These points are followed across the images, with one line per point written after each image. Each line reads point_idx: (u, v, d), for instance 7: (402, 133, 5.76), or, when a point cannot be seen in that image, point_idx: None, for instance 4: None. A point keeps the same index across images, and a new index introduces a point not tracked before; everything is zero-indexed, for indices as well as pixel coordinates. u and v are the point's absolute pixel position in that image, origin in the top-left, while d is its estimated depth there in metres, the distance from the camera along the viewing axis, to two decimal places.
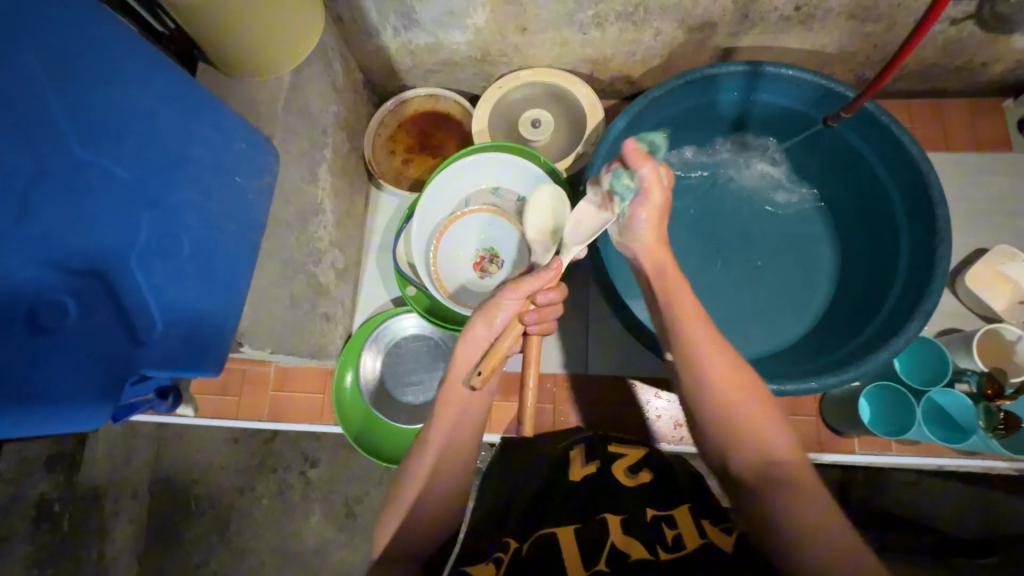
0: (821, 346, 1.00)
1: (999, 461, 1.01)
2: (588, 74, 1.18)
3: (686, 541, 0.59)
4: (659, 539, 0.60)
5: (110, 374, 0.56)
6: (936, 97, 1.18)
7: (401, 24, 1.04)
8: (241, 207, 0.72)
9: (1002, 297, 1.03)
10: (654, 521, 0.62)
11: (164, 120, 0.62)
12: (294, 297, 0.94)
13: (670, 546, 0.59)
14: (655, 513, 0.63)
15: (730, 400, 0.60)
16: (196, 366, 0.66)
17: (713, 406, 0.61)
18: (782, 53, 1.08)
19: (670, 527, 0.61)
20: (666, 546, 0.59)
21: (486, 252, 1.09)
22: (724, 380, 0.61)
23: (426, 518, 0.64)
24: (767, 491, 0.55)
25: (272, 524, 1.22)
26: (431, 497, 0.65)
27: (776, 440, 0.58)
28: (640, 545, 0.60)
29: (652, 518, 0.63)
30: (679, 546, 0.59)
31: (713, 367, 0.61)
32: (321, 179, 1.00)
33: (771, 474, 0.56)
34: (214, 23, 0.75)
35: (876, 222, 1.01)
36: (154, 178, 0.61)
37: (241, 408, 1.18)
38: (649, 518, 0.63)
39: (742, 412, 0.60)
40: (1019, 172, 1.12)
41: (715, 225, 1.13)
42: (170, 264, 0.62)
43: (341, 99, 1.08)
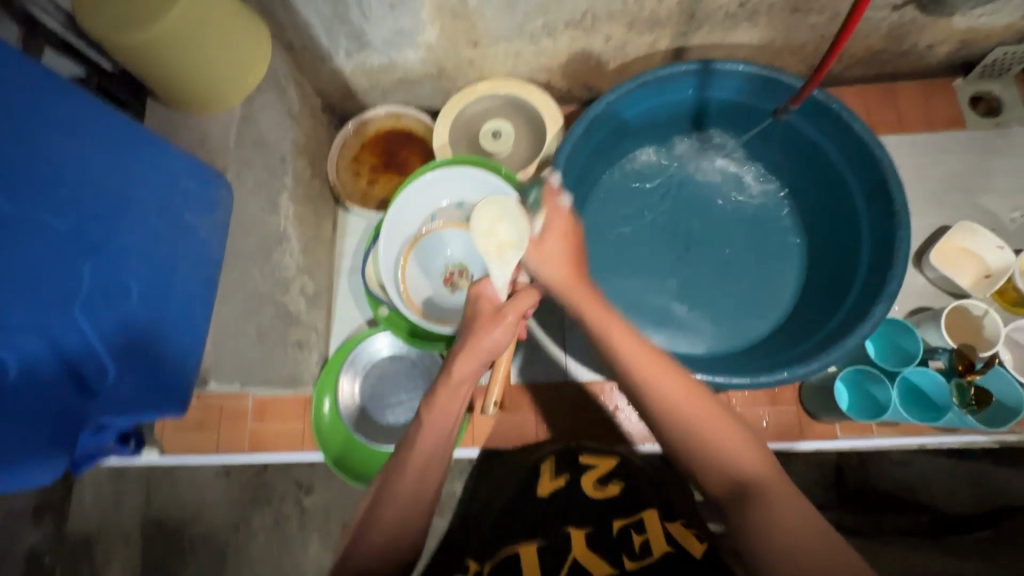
0: (794, 334, 1.01)
1: (978, 436, 1.05)
2: (545, 83, 1.18)
3: (653, 549, 0.62)
4: (627, 546, 0.63)
5: (61, 427, 0.58)
6: (889, 80, 1.20)
7: (353, 46, 1.04)
8: (193, 245, 0.73)
9: (968, 272, 1.04)
10: (622, 531, 0.65)
11: (99, 164, 0.62)
12: (261, 328, 0.94)
13: (637, 554, 0.62)
14: (623, 524, 0.66)
15: (688, 424, 0.62)
16: (153, 407, 0.68)
17: (678, 434, 0.62)
18: (734, 49, 1.09)
19: (638, 534, 0.65)
20: (633, 554, 0.62)
21: (456, 267, 1.09)
22: (679, 402, 0.63)
23: (398, 535, 0.64)
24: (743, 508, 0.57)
25: (271, 557, 1.18)
26: (385, 521, 0.64)
27: (743, 456, 0.60)
28: (607, 556, 0.62)
29: (618, 530, 0.66)
30: (646, 554, 0.62)
31: (666, 393, 0.63)
32: (283, 208, 0.99)
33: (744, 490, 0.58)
34: (156, 61, 0.74)
35: (837, 208, 1.02)
36: (94, 224, 0.61)
37: (221, 442, 1.17)
38: (616, 530, 0.66)
39: (705, 431, 0.61)
40: (973, 149, 1.14)
41: (684, 222, 1.14)
42: (117, 310, 0.63)
43: (300, 125, 1.07)
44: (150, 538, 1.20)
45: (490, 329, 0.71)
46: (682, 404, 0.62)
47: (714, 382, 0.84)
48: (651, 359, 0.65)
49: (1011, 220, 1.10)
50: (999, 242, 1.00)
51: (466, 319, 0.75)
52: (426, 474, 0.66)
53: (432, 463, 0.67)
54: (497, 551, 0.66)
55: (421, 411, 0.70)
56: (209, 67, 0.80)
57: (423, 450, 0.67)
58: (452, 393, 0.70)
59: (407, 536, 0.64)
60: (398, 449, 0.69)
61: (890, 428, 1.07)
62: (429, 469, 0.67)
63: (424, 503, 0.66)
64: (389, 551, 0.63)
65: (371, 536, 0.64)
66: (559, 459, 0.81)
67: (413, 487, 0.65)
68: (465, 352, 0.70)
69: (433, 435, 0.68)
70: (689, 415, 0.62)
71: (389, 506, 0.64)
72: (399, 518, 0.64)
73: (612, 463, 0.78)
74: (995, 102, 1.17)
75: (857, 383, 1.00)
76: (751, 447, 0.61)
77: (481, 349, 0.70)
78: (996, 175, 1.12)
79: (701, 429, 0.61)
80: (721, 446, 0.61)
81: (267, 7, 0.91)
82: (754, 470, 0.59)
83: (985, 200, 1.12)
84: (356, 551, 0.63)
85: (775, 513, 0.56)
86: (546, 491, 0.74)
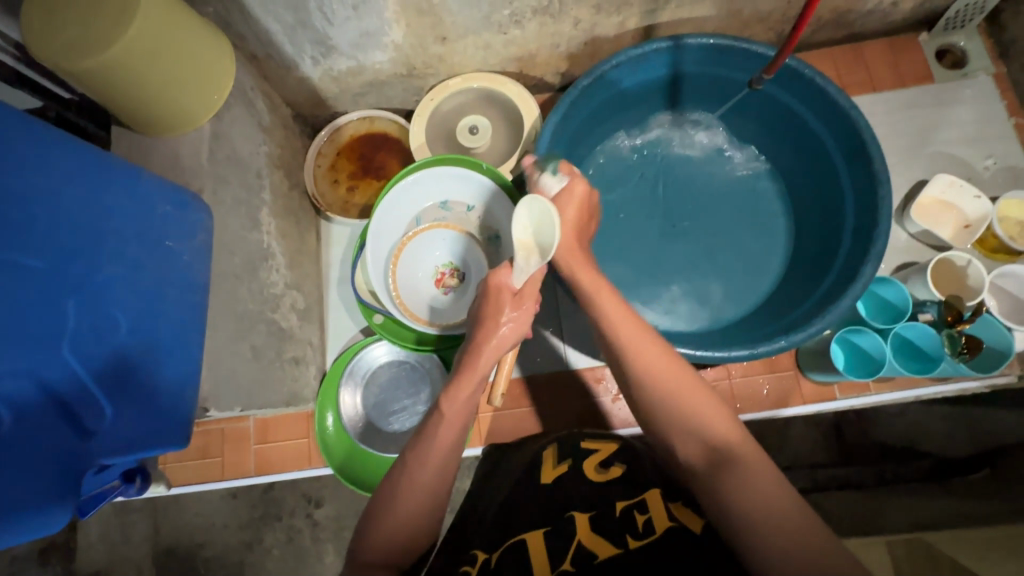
0: (787, 301, 1.02)
1: (972, 382, 1.05)
2: (517, 72, 1.17)
3: (656, 526, 0.62)
4: (630, 527, 0.63)
5: (66, 471, 0.57)
6: (856, 40, 1.21)
7: (318, 51, 1.01)
8: (178, 272, 0.72)
9: (948, 223, 1.06)
10: (626, 513, 0.65)
11: (74, 199, 0.60)
12: (255, 349, 0.92)
13: (640, 534, 0.62)
14: (626, 504, 0.66)
15: (666, 390, 0.65)
16: (157, 442, 0.67)
17: (664, 401, 0.65)
18: (703, 22, 1.08)
19: (641, 513, 0.64)
20: (636, 533, 0.62)
21: (446, 267, 1.08)
22: (666, 369, 0.66)
23: (404, 535, 0.64)
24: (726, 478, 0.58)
25: (287, 573, 1.18)
26: (391, 522, 0.63)
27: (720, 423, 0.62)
28: (612, 538, 0.62)
29: (621, 511, 0.66)
30: (650, 532, 0.62)
31: (653, 366, 0.66)
32: (264, 223, 0.97)
33: (724, 457, 0.60)
34: (116, 84, 0.72)
35: (820, 173, 1.03)
36: (75, 261, 0.59)
37: (227, 468, 1.15)
38: (619, 510, 0.66)
39: (689, 401, 0.64)
40: (941, 102, 1.16)
41: (667, 197, 1.14)
42: (106, 348, 0.61)
43: (272, 137, 1.04)
44: (162, 567, 1.18)
45: (496, 325, 0.74)
46: (661, 372, 0.66)
47: (715, 358, 0.85)
48: (640, 337, 0.69)
49: (985, 167, 1.12)
50: (976, 192, 1.03)
51: (481, 311, 0.76)
52: (446, 459, 0.67)
53: (453, 450, 0.68)
54: (503, 541, 0.66)
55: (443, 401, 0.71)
56: (174, 82, 0.77)
57: (440, 449, 0.67)
58: (464, 395, 0.71)
59: (428, 521, 0.65)
60: (421, 433, 0.69)
61: (887, 385, 1.07)
62: (439, 474, 0.66)
63: (436, 504, 0.66)
64: (406, 536, 0.64)
65: (382, 529, 0.63)
66: (561, 446, 0.81)
67: (433, 473, 0.66)
68: (484, 348, 0.74)
69: (455, 426, 0.69)
70: (675, 390, 0.64)
71: (405, 502, 0.64)
72: (419, 502, 0.64)
73: (615, 446, 0.78)
74: (960, 54, 1.18)
75: (851, 344, 1.00)
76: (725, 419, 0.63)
77: (498, 347, 0.74)
78: (966, 126, 1.14)
79: (680, 398, 0.64)
80: (697, 410, 0.63)
81: (226, 19, 0.88)
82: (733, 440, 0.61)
83: (958, 151, 1.14)
84: (363, 551, 0.62)
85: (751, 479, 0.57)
86: (549, 477, 0.74)
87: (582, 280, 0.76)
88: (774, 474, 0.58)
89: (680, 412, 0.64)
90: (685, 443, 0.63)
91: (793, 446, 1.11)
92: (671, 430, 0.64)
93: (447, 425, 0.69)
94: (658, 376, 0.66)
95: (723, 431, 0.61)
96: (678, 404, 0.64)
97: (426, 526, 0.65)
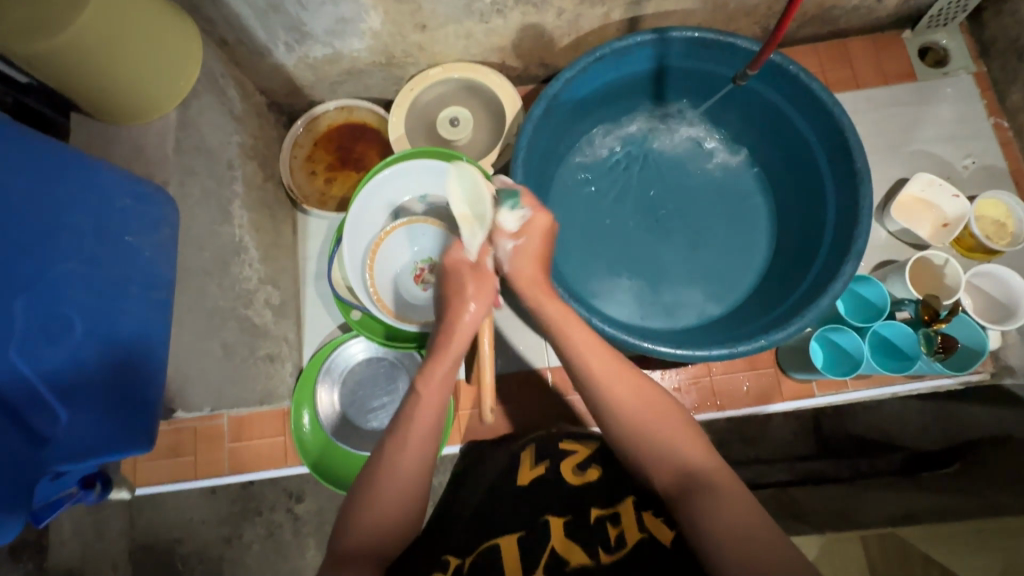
0: (769, 299, 1.02)
1: (947, 379, 1.07)
2: (499, 63, 1.15)
3: (627, 539, 0.62)
4: (603, 539, 0.62)
5: (18, 481, 0.55)
6: (841, 36, 1.20)
7: (292, 38, 0.97)
8: (139, 268, 0.68)
9: (926, 221, 1.07)
10: (600, 521, 0.64)
11: (19, 192, 0.56)
12: (227, 346, 0.90)
13: (611, 547, 0.61)
14: (600, 513, 0.66)
15: (628, 416, 0.65)
16: (120, 447, 0.65)
17: (630, 429, 0.64)
18: (688, 15, 1.07)
19: (614, 525, 0.64)
20: (609, 546, 0.61)
21: (424, 263, 1.05)
22: (630, 398, 0.65)
23: (380, 530, 0.62)
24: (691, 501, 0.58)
25: (267, 568, 1.16)
26: (368, 516, 0.62)
27: (688, 448, 0.62)
28: (585, 547, 0.62)
29: (596, 519, 0.65)
30: (621, 545, 0.61)
31: (619, 395, 0.66)
32: (237, 216, 0.94)
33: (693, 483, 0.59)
34: (73, 70, 0.68)
35: (801, 170, 1.02)
36: (20, 258, 0.56)
37: (200, 466, 1.12)
38: (593, 519, 0.65)
39: (656, 428, 0.63)
40: (923, 101, 1.16)
41: (652, 194, 1.13)
42: (60, 348, 0.59)
43: (244, 126, 1.00)
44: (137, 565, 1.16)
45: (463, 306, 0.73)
46: (624, 398, 0.65)
47: (696, 356, 0.84)
48: (609, 363, 0.68)
49: (964, 167, 1.13)
50: (954, 191, 1.04)
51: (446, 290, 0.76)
52: (424, 445, 0.65)
53: (430, 435, 0.66)
54: (477, 544, 0.65)
55: (417, 379, 0.70)
56: (139, 65, 0.74)
57: (414, 441, 0.65)
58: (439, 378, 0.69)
59: (407, 512, 0.63)
60: (397, 417, 0.68)
61: (864, 381, 1.08)
62: (418, 468, 0.64)
63: (415, 499, 0.64)
64: (383, 529, 0.62)
65: (360, 523, 0.61)
66: (539, 446, 0.79)
67: (413, 463, 0.64)
68: (453, 327, 0.72)
69: (430, 412, 0.67)
70: (637, 416, 0.64)
71: (385, 495, 0.63)
72: (398, 495, 0.63)
73: (593, 448, 0.77)
74: (942, 52, 1.18)
75: (829, 342, 1.01)
76: (691, 443, 0.62)
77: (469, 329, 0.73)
78: (947, 125, 1.15)
79: (644, 424, 0.64)
80: (663, 436, 0.63)
81: (192, 2, 0.84)
82: (703, 464, 0.61)
83: (938, 149, 1.14)
84: (344, 542, 0.61)
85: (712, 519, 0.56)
86: (525, 479, 0.73)
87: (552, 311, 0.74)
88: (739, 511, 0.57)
89: (644, 439, 0.63)
90: (656, 469, 0.62)
91: (769, 439, 1.12)
92: (642, 461, 0.64)
93: (426, 414, 0.67)
94: (632, 406, 0.65)
95: (692, 453, 0.62)
96: (642, 432, 0.63)
97: (404, 519, 0.63)
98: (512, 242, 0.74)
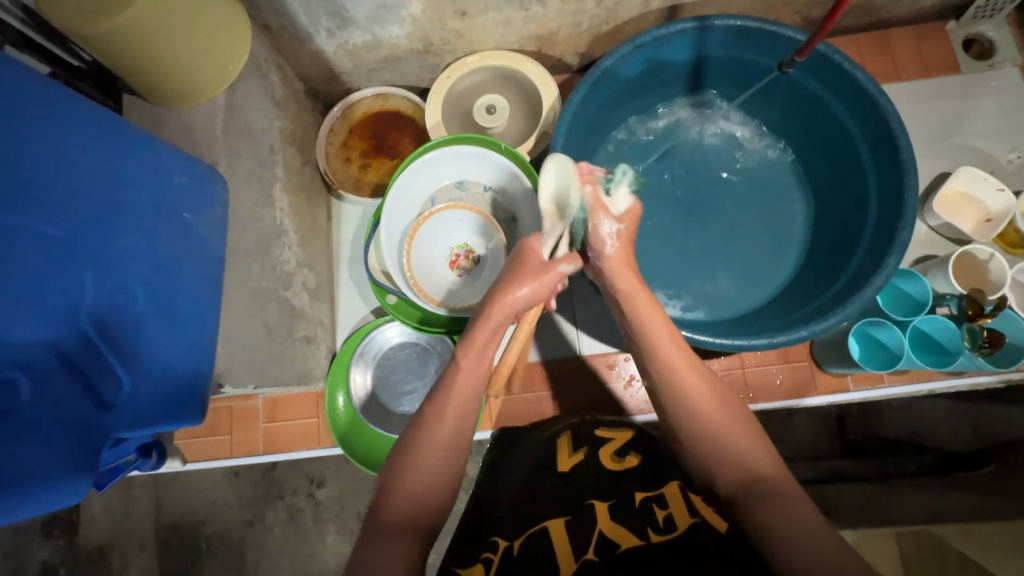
0: (806, 291, 1.01)
1: (985, 375, 1.04)
2: (535, 52, 1.15)
3: (677, 522, 0.62)
4: (651, 520, 0.63)
5: (85, 445, 0.57)
6: (883, 28, 1.18)
7: (334, 24, 0.98)
8: (193, 245, 0.71)
9: (969, 216, 1.05)
10: (645, 505, 0.65)
11: (90, 165, 0.59)
12: (268, 327, 0.91)
13: (661, 528, 0.62)
14: (645, 497, 0.67)
15: (700, 413, 0.66)
16: (175, 418, 0.68)
17: (702, 428, 0.65)
18: (729, 4, 1.06)
19: (661, 508, 0.65)
20: (657, 527, 0.62)
21: (461, 249, 1.07)
22: (704, 402, 0.67)
23: (421, 494, 0.63)
24: (754, 502, 0.58)
25: (290, 551, 1.18)
26: (409, 486, 0.63)
27: (759, 460, 0.62)
28: (633, 528, 0.63)
29: (641, 502, 0.66)
30: (671, 528, 0.62)
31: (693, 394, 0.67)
32: (277, 200, 0.95)
33: (758, 488, 0.59)
34: (130, 51, 0.69)
35: (844, 161, 1.01)
36: (89, 230, 0.58)
37: (233, 446, 1.14)
38: (638, 502, 0.66)
39: (727, 432, 0.64)
40: (967, 93, 1.14)
41: (689, 187, 1.13)
42: (124, 318, 0.61)
43: (284, 111, 1.02)
44: (164, 543, 1.19)
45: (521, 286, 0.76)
46: (697, 399, 0.67)
47: (734, 346, 0.84)
48: (683, 364, 0.70)
49: (1008, 161, 1.11)
50: (999, 185, 1.00)
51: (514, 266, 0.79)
52: (462, 410, 0.68)
53: (469, 403, 0.69)
54: (525, 528, 0.66)
55: (458, 352, 0.73)
56: (191, 47, 0.75)
57: (455, 405, 0.68)
58: (481, 343, 0.73)
59: (448, 477, 0.65)
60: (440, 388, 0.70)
61: (901, 376, 1.07)
62: (455, 441, 0.66)
63: (454, 474, 0.65)
64: (424, 496, 0.63)
65: (403, 491, 0.62)
66: (575, 432, 0.80)
67: (453, 428, 0.67)
68: (498, 304, 0.75)
69: (470, 381, 0.70)
70: (714, 418, 0.65)
71: (427, 467, 0.64)
72: (440, 466, 0.64)
73: (630, 435, 0.78)
74: (987, 45, 1.16)
75: (869, 336, 0.99)
76: (764, 452, 0.63)
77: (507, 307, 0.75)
78: (992, 119, 1.12)
79: (713, 428, 0.65)
80: (733, 439, 0.64)
81: None
82: (773, 474, 0.61)
83: (981, 144, 1.12)
84: (386, 503, 0.62)
85: (782, 521, 0.55)
86: (566, 466, 0.74)
87: (636, 303, 0.76)
88: (807, 516, 0.56)
89: (711, 443, 0.64)
90: (721, 470, 0.62)
91: (796, 435, 1.11)
92: (711, 451, 0.64)
93: (469, 380, 0.71)
94: (699, 398, 0.67)
95: (760, 464, 0.61)
96: (713, 433, 0.64)
97: (440, 496, 0.64)
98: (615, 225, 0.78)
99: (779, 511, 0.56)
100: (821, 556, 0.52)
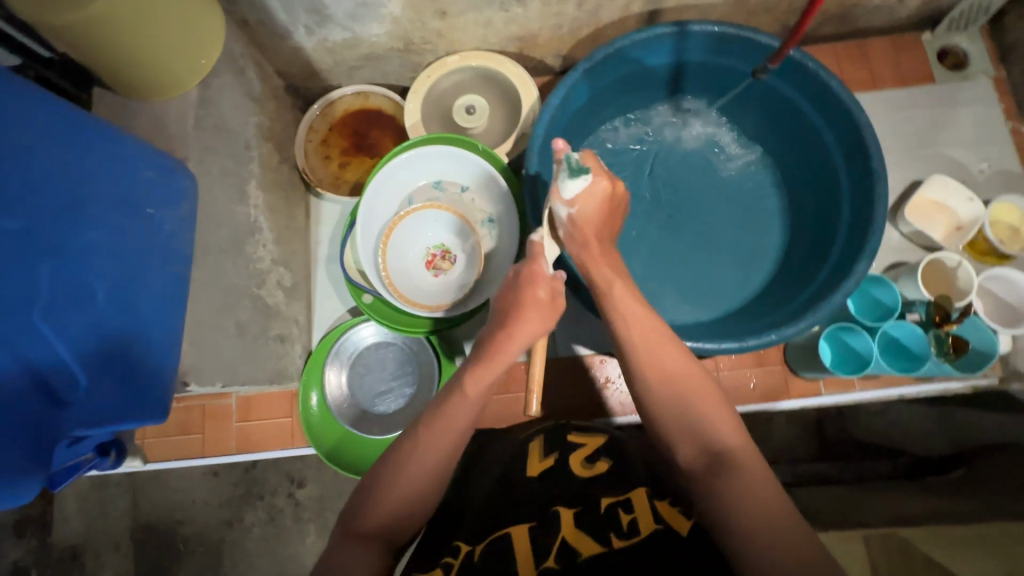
0: (779, 296, 1.02)
1: (953, 383, 1.06)
2: (517, 53, 1.15)
3: (640, 528, 0.62)
4: (615, 526, 0.63)
5: (37, 444, 0.56)
6: (861, 37, 1.20)
7: (313, 21, 0.97)
8: (159, 241, 0.70)
9: (941, 224, 1.07)
10: (611, 510, 0.65)
11: (49, 156, 0.58)
12: (240, 325, 0.91)
13: (624, 533, 0.62)
14: (611, 501, 0.66)
15: (671, 383, 0.65)
16: (136, 416, 0.67)
17: (673, 394, 0.64)
18: (709, 9, 1.06)
19: (626, 512, 0.64)
20: (621, 532, 0.62)
21: (437, 250, 1.06)
22: (676, 373, 0.65)
23: (401, 505, 0.62)
24: (716, 476, 0.59)
25: (269, 551, 1.17)
26: (394, 493, 0.62)
27: (722, 429, 0.62)
28: (596, 535, 0.63)
29: (606, 509, 0.65)
30: (634, 532, 0.62)
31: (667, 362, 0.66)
32: (252, 197, 0.94)
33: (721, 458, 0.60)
34: (98, 46, 0.68)
35: (818, 167, 1.02)
36: (48, 224, 0.57)
37: (206, 446, 1.12)
38: (604, 508, 0.65)
39: (696, 399, 0.64)
40: (941, 103, 1.16)
41: (667, 189, 1.13)
42: (82, 314, 0.60)
43: (262, 108, 1.01)
44: (140, 543, 1.18)
45: (532, 315, 0.69)
46: (670, 367, 0.65)
47: (705, 349, 0.85)
48: (659, 334, 0.68)
49: (980, 171, 1.12)
50: (970, 194, 1.04)
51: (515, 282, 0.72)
52: (462, 435, 0.66)
53: (466, 426, 0.66)
54: (488, 533, 0.66)
55: (466, 373, 0.68)
56: (163, 41, 0.74)
57: (454, 423, 0.65)
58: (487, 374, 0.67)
59: (431, 492, 0.64)
60: (436, 402, 0.68)
61: (871, 381, 1.08)
62: (443, 462, 0.65)
63: (436, 487, 0.64)
64: (404, 507, 0.63)
65: (384, 502, 0.62)
66: (547, 437, 0.80)
67: (448, 447, 0.65)
68: (514, 334, 0.69)
69: (469, 405, 0.67)
70: (686, 389, 0.64)
71: (409, 479, 0.63)
72: (422, 481, 0.63)
73: (602, 440, 0.78)
74: (961, 56, 1.18)
75: (841, 342, 1.00)
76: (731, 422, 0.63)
77: (519, 337, 0.69)
78: (965, 129, 1.14)
79: (685, 396, 0.64)
80: (701, 408, 0.63)
81: None
82: (734, 444, 0.61)
83: (954, 153, 1.14)
84: (367, 512, 0.62)
85: (743, 492, 0.57)
86: (536, 471, 0.73)
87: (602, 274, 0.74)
88: (765, 487, 0.58)
89: (681, 413, 0.63)
90: (684, 439, 0.63)
91: (774, 437, 1.13)
92: (682, 420, 0.63)
93: (465, 413, 0.66)
94: (671, 373, 0.65)
95: (724, 434, 0.62)
96: (685, 401, 0.64)
97: (424, 502, 0.64)
98: (567, 209, 0.72)
99: (740, 486, 0.57)
100: (768, 515, 0.55)
